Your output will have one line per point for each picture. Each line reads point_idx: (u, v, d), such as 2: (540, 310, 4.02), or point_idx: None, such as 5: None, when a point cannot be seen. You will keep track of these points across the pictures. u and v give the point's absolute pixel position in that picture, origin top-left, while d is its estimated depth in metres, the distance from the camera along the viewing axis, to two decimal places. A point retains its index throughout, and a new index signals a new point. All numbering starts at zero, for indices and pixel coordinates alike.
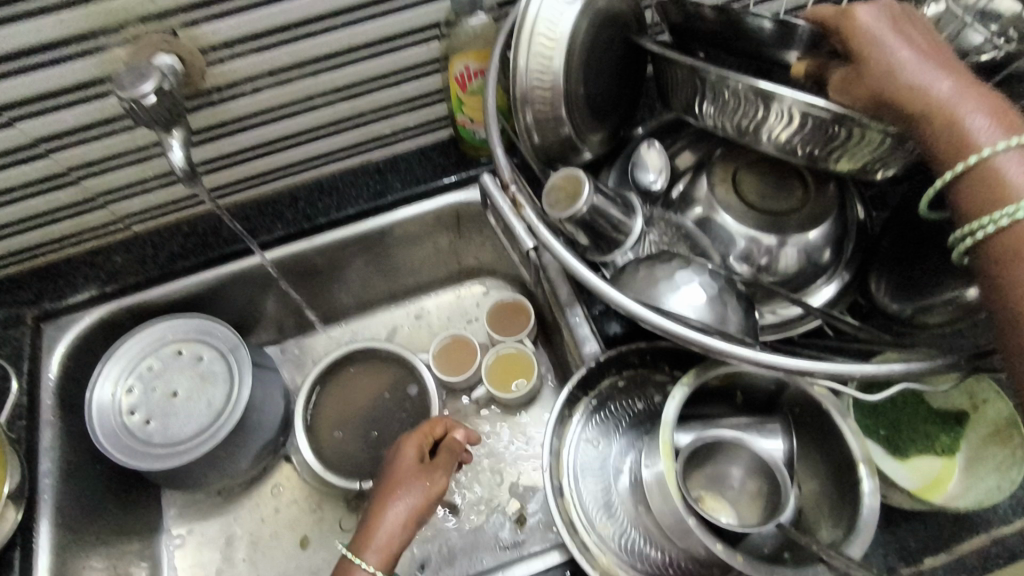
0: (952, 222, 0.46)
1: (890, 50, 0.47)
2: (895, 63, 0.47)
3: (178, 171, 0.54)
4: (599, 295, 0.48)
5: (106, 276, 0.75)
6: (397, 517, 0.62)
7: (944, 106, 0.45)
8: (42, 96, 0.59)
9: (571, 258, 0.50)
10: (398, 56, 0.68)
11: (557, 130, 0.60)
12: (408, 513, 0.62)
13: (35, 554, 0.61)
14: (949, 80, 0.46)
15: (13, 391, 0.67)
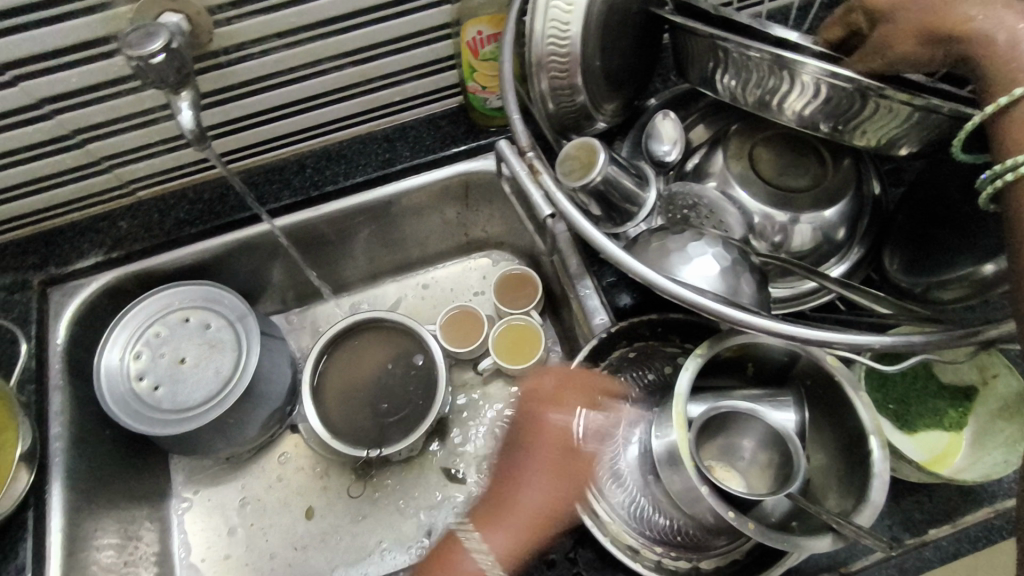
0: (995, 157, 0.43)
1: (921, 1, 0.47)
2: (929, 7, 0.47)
3: (187, 133, 0.53)
4: (617, 263, 0.47)
5: (112, 242, 0.74)
6: (522, 515, 0.55)
7: (989, 38, 0.44)
8: (47, 54, 0.57)
9: (586, 225, 0.49)
10: (409, 19, 0.67)
11: (572, 98, 0.59)
12: (535, 515, 0.55)
13: (48, 516, 0.62)
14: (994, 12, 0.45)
15: (21, 355, 0.67)
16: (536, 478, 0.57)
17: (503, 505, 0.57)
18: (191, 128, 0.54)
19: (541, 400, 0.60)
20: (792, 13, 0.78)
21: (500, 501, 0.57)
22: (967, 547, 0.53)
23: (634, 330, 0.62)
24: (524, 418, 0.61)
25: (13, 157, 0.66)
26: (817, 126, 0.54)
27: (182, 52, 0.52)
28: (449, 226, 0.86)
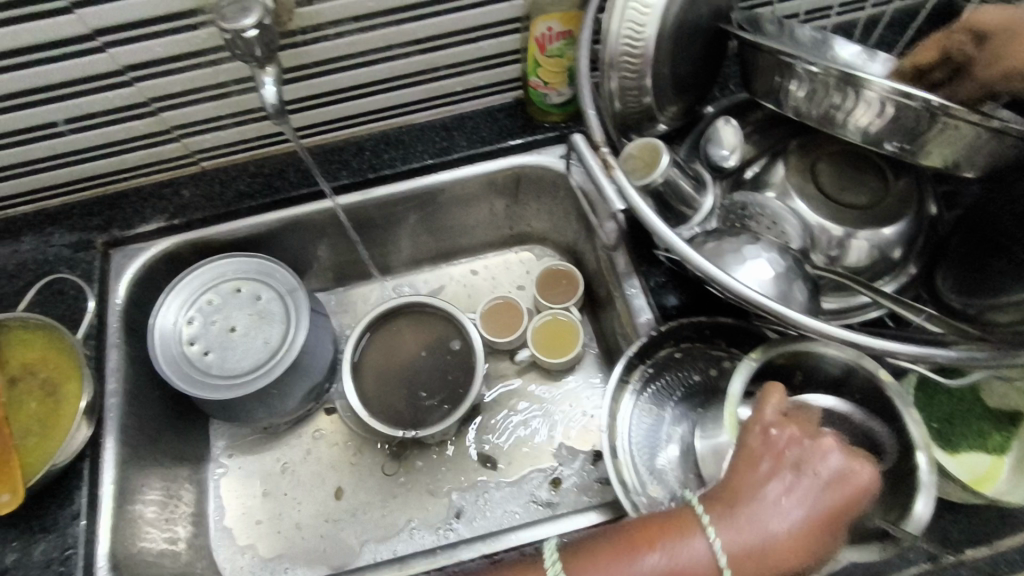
0: None
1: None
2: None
3: (269, 107, 0.55)
4: (687, 261, 0.48)
5: (174, 209, 0.77)
6: (757, 548, 0.43)
7: None
8: (136, 22, 0.60)
9: (656, 221, 0.49)
10: (481, 11, 0.68)
11: (639, 98, 0.60)
12: (773, 554, 0.43)
13: (101, 468, 0.64)
14: None
15: (86, 312, 0.70)
16: (788, 512, 0.44)
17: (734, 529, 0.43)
18: (272, 101, 0.56)
19: (790, 418, 0.48)
20: (856, 29, 0.78)
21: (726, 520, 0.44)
22: (1003, 569, 0.53)
23: (683, 333, 0.62)
24: (753, 422, 0.48)
25: (92, 120, 0.68)
26: (884, 143, 0.54)
27: (271, 28, 0.54)
28: (497, 218, 0.88)
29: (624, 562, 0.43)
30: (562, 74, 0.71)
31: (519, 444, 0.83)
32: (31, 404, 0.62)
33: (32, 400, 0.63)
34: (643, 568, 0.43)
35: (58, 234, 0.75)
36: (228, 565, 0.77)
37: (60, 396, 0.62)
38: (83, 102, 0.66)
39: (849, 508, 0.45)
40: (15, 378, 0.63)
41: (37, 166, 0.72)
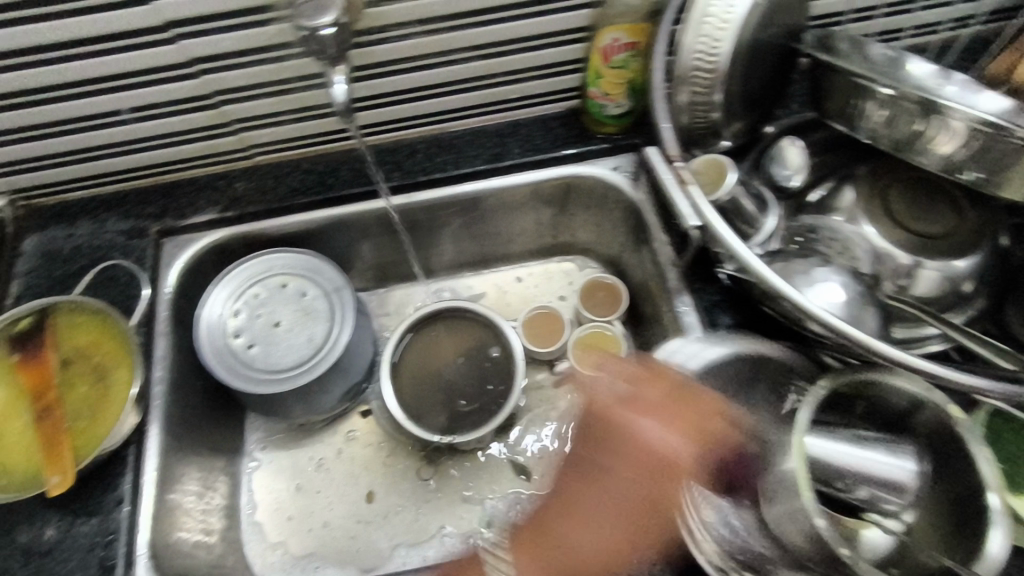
0: None
1: None
2: None
3: (338, 105, 0.55)
4: (765, 281, 0.47)
5: (226, 202, 0.77)
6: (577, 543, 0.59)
7: None
8: (208, 15, 0.60)
9: (733, 238, 0.48)
10: (547, 19, 0.68)
11: (708, 114, 0.59)
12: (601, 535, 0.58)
13: (145, 456, 0.64)
14: None
15: (141, 299, 0.70)
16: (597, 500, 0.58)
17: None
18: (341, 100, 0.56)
19: (632, 376, 0.59)
20: (928, 53, 0.76)
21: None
22: None
23: (739, 355, 0.61)
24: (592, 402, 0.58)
25: (155, 110, 0.69)
26: (963, 172, 0.52)
27: (346, 27, 0.54)
28: (543, 228, 0.87)
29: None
30: (622, 86, 0.71)
31: (556, 456, 0.82)
32: (80, 387, 0.63)
33: (82, 383, 0.63)
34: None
35: (112, 220, 0.76)
36: (258, 560, 0.77)
37: (110, 381, 0.63)
38: (148, 93, 0.66)
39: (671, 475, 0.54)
40: (66, 360, 0.64)
41: (98, 153, 0.72)
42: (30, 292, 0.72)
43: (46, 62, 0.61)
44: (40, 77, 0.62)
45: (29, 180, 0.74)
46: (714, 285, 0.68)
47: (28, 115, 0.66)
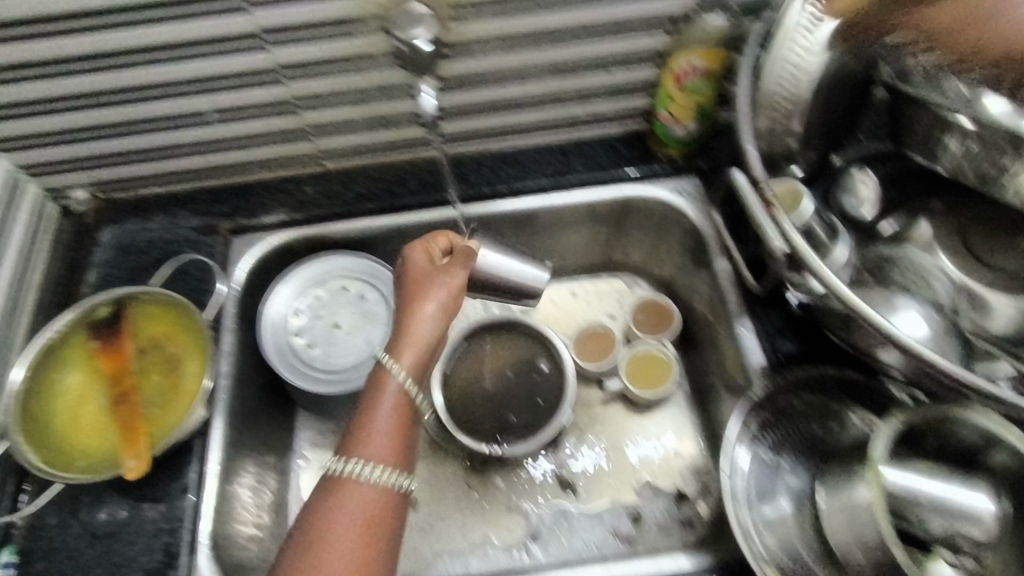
0: None
1: None
2: None
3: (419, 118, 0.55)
4: (851, 306, 0.47)
5: (296, 204, 0.79)
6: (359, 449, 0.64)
7: None
8: (300, 27, 0.62)
9: (819, 262, 0.48)
10: (622, 42, 0.69)
11: (784, 141, 0.60)
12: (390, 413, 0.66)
13: (210, 446, 0.65)
14: None
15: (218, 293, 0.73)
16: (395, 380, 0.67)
17: (366, 421, 0.65)
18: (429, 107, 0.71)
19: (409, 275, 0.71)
20: None
21: (367, 415, 0.65)
22: None
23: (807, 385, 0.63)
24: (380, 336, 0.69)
25: (238, 113, 0.71)
26: None
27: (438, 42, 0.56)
28: (597, 245, 0.88)
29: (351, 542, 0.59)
30: (691, 109, 0.72)
31: (602, 473, 0.82)
32: (154, 376, 0.65)
33: (155, 372, 0.65)
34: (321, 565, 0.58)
35: (186, 217, 0.79)
36: None
37: (182, 371, 0.65)
38: (235, 96, 0.69)
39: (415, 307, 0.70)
40: (141, 350, 0.66)
41: (178, 152, 0.75)
42: (105, 281, 0.75)
43: (144, 63, 0.64)
44: (137, 77, 0.65)
45: (111, 175, 0.77)
46: (777, 309, 0.69)
47: (119, 112, 0.69)
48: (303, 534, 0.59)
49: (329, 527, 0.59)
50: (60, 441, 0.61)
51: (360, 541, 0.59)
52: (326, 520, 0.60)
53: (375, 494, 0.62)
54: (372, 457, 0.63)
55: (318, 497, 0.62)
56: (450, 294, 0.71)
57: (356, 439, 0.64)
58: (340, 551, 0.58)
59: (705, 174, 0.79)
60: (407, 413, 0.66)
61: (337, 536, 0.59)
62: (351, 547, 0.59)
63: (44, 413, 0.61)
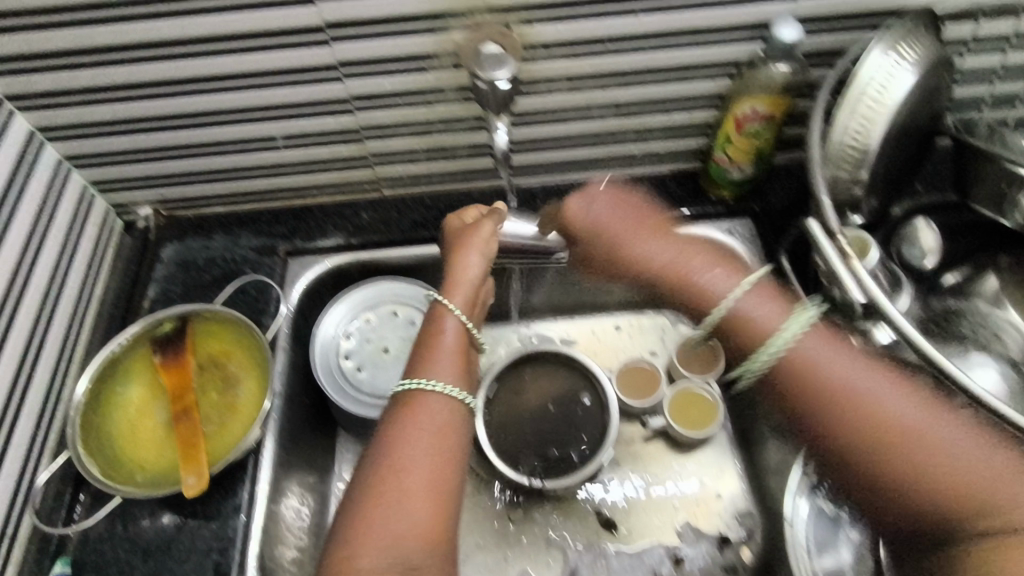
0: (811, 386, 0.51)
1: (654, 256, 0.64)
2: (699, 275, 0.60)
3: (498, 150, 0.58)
4: (938, 366, 0.46)
5: (353, 229, 0.81)
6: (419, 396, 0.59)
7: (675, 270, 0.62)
8: (377, 61, 0.64)
9: (909, 324, 0.47)
10: (686, 85, 0.70)
11: (851, 189, 0.59)
12: (447, 352, 0.63)
13: (261, 465, 0.66)
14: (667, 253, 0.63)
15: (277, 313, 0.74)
16: (449, 326, 0.65)
17: (424, 348, 0.64)
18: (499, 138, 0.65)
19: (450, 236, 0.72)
20: None
21: (426, 345, 0.64)
22: None
23: None
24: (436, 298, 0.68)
25: (307, 139, 0.73)
26: None
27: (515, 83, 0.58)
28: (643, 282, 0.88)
29: (429, 460, 0.56)
30: (749, 152, 0.72)
31: (642, 513, 0.81)
32: (211, 393, 0.66)
33: (213, 389, 0.66)
34: (397, 506, 0.53)
35: (246, 237, 0.80)
36: None
37: (239, 391, 0.66)
38: (305, 124, 0.71)
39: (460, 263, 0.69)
40: (201, 366, 0.67)
41: (243, 174, 0.77)
42: (165, 297, 0.76)
43: (223, 91, 0.66)
44: (215, 102, 0.67)
45: (177, 193, 0.79)
46: None
47: (193, 135, 0.71)
48: (376, 452, 0.56)
49: (404, 441, 0.56)
50: (120, 451, 0.62)
51: (436, 453, 0.56)
52: (400, 435, 0.57)
53: (446, 418, 0.59)
54: (437, 374, 0.61)
55: (388, 418, 0.59)
56: (485, 243, 0.71)
57: (417, 364, 0.62)
58: (416, 462, 0.55)
59: (759, 216, 0.80)
60: (463, 341, 0.65)
61: (414, 449, 0.56)
62: (428, 459, 0.56)
63: (106, 422, 0.63)
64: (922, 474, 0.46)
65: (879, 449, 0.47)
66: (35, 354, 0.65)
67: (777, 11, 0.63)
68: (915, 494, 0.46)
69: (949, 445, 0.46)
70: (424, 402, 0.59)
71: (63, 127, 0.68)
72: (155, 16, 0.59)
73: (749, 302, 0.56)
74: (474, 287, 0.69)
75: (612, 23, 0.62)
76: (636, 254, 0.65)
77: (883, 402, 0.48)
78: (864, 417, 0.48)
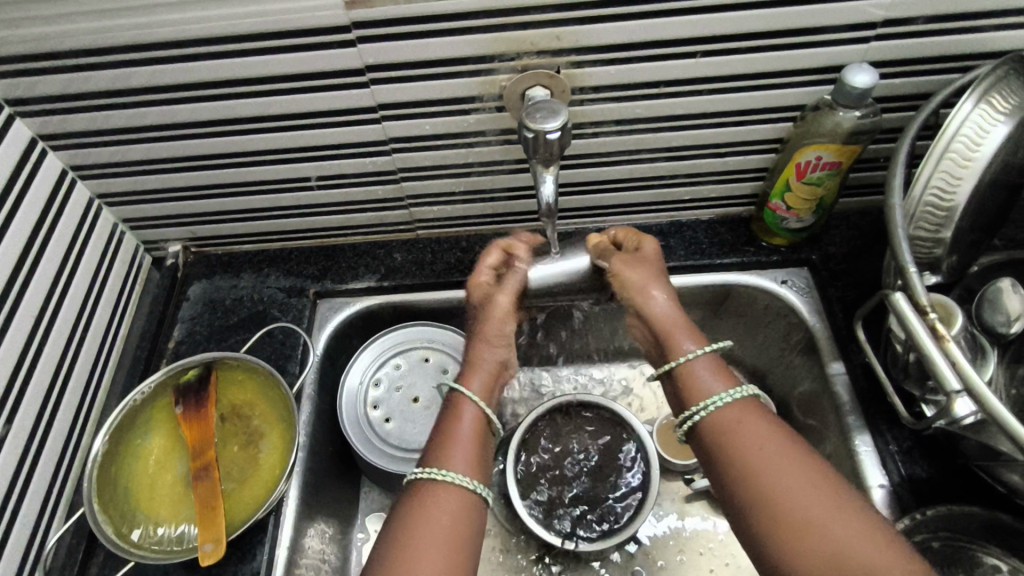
0: (724, 434, 0.52)
1: (648, 298, 0.61)
2: (676, 325, 0.59)
3: (544, 203, 0.58)
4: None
5: (384, 271, 0.77)
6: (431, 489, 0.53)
7: (666, 322, 0.60)
8: (417, 104, 0.61)
9: (1008, 412, 0.40)
10: (743, 129, 0.66)
11: (932, 249, 0.55)
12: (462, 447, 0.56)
13: (283, 523, 0.63)
14: (660, 297, 0.61)
15: (309, 358, 0.71)
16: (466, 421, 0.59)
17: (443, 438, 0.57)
18: (546, 193, 0.60)
19: (476, 301, 0.67)
20: None
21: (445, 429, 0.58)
22: None
23: (949, 523, 0.56)
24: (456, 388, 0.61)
25: (341, 180, 0.70)
26: None
27: (571, 135, 0.54)
28: None
29: (445, 543, 0.50)
30: (810, 202, 0.68)
31: None
32: (234, 446, 0.63)
33: (235, 443, 0.64)
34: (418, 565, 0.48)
35: (275, 276, 0.78)
36: None
37: (263, 445, 0.63)
38: (341, 164, 0.68)
39: (481, 344, 0.64)
40: (224, 418, 0.65)
41: (276, 214, 0.75)
42: (190, 338, 0.73)
43: (258, 130, 0.64)
44: (249, 142, 0.65)
45: (208, 230, 0.77)
46: (905, 427, 0.63)
47: (226, 173, 0.69)
48: (405, 512, 0.52)
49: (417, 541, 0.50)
50: (137, 508, 0.59)
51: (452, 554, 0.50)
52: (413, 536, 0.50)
53: (457, 512, 0.52)
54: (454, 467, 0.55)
55: (398, 515, 0.53)
56: (507, 312, 0.65)
57: (434, 454, 0.56)
58: (439, 536, 0.50)
59: (817, 266, 0.73)
60: (480, 429, 0.59)
61: (430, 550, 0.49)
62: (445, 563, 0.49)
63: (123, 471, 0.61)
64: (789, 526, 0.46)
65: (759, 497, 0.48)
66: (55, 400, 0.63)
67: (849, 55, 0.58)
68: (779, 544, 0.47)
69: (821, 500, 0.47)
70: (444, 489, 0.53)
71: (96, 165, 0.67)
72: (191, 58, 0.57)
73: (701, 368, 0.56)
74: (492, 373, 0.63)
75: (667, 65, 0.58)
76: (641, 287, 0.62)
77: (766, 446, 0.50)
78: (747, 457, 0.50)
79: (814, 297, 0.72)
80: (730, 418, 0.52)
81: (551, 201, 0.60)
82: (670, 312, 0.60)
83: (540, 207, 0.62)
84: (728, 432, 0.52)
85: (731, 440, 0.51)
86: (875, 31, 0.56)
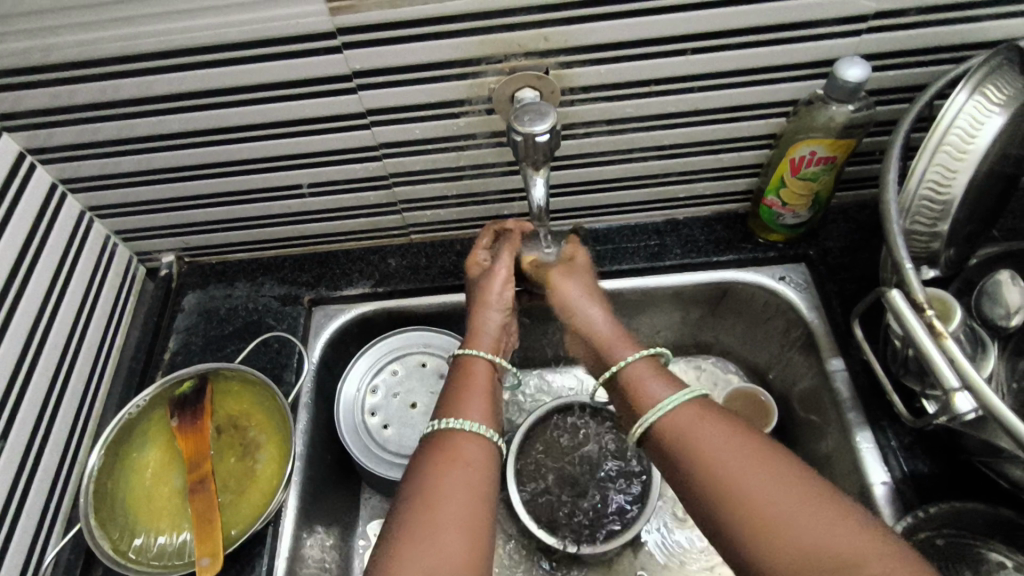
0: (678, 444, 0.52)
1: (584, 312, 0.64)
2: (607, 335, 0.63)
3: (533, 204, 0.59)
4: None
5: (379, 276, 0.77)
6: (445, 445, 0.53)
7: (603, 337, 0.63)
8: (406, 108, 0.61)
9: (1007, 409, 0.39)
10: (736, 125, 0.65)
11: (929, 244, 0.55)
12: (475, 397, 0.58)
13: (281, 534, 0.62)
14: (597, 311, 0.64)
15: (305, 367, 0.71)
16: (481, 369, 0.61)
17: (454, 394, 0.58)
18: (538, 196, 0.60)
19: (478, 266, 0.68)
20: None
21: (459, 384, 0.59)
22: None
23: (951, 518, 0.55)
24: (467, 360, 0.61)
25: (332, 186, 0.70)
26: None
27: (560, 137, 0.54)
28: (684, 327, 0.81)
29: (462, 506, 0.49)
30: (806, 197, 0.67)
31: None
32: (231, 458, 0.63)
33: (233, 454, 0.63)
34: (441, 544, 0.47)
35: (269, 284, 0.77)
36: None
37: (260, 456, 0.63)
38: (332, 171, 0.68)
39: (484, 312, 0.64)
40: (220, 430, 0.64)
41: (269, 222, 0.75)
42: (185, 349, 0.73)
43: (247, 139, 0.64)
44: (239, 151, 0.65)
45: (201, 240, 0.77)
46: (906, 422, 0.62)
47: (216, 183, 0.68)
48: (410, 492, 0.51)
49: (433, 510, 0.49)
50: (134, 523, 0.59)
51: (471, 508, 0.50)
52: (427, 493, 0.50)
53: (476, 472, 0.52)
54: (472, 414, 0.56)
55: (409, 478, 0.52)
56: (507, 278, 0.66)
57: (449, 404, 0.57)
58: (455, 507, 0.49)
59: (814, 261, 0.73)
60: (492, 379, 0.61)
61: (449, 520, 0.49)
62: (465, 534, 0.48)
63: (120, 486, 0.60)
64: (755, 516, 0.46)
65: (734, 503, 0.47)
66: (50, 416, 0.63)
67: (841, 49, 0.58)
68: (761, 547, 0.45)
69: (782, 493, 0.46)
70: (457, 442, 0.54)
71: (88, 177, 0.66)
72: (177, 68, 0.56)
73: (637, 372, 0.58)
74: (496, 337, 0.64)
75: (656, 64, 0.58)
76: (579, 302, 0.64)
77: (728, 447, 0.50)
78: (708, 461, 0.50)
79: (813, 293, 0.71)
80: (681, 419, 0.53)
81: (542, 204, 0.60)
82: (603, 322, 0.64)
83: (532, 210, 0.62)
84: (687, 440, 0.52)
85: (691, 446, 0.51)
86: (867, 23, 0.56)
